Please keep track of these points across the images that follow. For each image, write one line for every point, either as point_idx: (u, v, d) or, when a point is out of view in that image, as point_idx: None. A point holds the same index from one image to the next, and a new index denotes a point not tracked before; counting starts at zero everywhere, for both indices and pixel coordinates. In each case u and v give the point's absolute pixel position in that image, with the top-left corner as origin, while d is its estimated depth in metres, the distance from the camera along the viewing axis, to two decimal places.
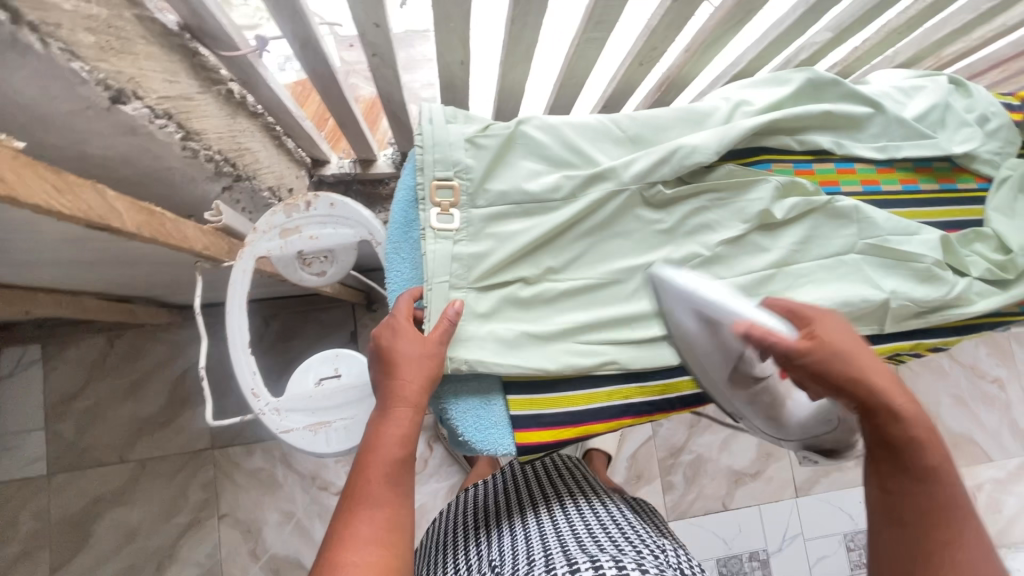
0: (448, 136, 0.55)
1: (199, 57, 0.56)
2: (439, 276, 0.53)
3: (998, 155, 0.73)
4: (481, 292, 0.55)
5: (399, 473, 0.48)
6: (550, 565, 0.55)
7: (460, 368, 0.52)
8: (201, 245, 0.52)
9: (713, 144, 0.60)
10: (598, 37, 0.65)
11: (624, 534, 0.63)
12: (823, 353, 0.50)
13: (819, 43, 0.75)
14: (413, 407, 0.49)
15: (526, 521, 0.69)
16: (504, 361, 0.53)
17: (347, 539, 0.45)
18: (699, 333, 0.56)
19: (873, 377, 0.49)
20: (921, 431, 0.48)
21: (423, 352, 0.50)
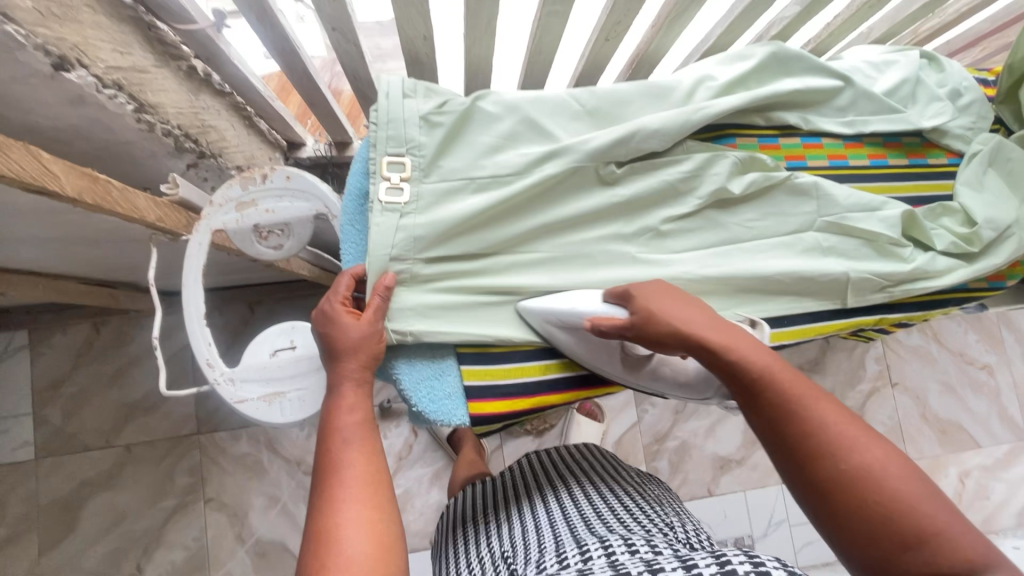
0: (403, 112, 0.55)
1: (155, 30, 0.57)
2: (381, 250, 0.52)
3: (970, 130, 0.72)
4: (426, 266, 0.54)
5: (365, 437, 0.47)
6: (560, 552, 0.56)
7: (403, 338, 0.53)
8: (154, 216, 0.52)
9: (668, 121, 0.59)
10: (559, 10, 0.64)
11: (632, 512, 0.64)
12: (654, 327, 0.50)
13: (789, 18, 0.75)
14: (359, 380, 0.49)
15: (534, 509, 0.69)
16: (449, 331, 0.54)
17: (330, 507, 0.43)
18: (568, 339, 0.55)
19: (703, 332, 0.49)
20: (762, 360, 0.47)
21: (361, 331, 0.50)
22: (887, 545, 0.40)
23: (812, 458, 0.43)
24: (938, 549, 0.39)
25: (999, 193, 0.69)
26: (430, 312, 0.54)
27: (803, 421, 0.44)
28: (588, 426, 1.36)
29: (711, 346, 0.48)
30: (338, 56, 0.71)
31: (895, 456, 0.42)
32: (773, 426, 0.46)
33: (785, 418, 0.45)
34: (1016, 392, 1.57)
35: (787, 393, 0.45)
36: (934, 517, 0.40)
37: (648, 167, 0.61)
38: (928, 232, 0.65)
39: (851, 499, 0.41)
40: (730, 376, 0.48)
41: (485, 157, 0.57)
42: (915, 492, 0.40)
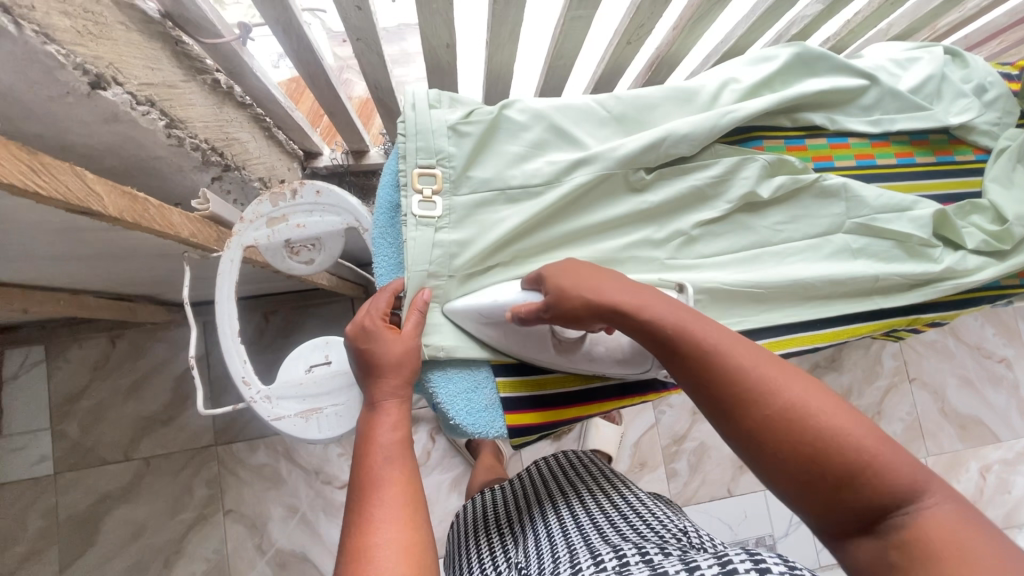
0: (431, 122, 0.54)
1: (181, 45, 0.57)
2: (418, 266, 0.52)
3: (996, 126, 0.72)
4: (460, 279, 0.54)
5: (403, 459, 0.45)
6: (573, 561, 0.55)
7: (437, 354, 0.52)
8: (188, 232, 0.52)
9: (697, 126, 0.59)
10: (584, 15, 0.64)
11: (644, 519, 0.63)
12: (563, 296, 0.47)
13: (810, 16, 0.74)
14: (401, 397, 0.48)
15: (546, 515, 0.69)
16: (485, 346, 0.54)
17: (366, 526, 0.41)
18: (496, 332, 0.52)
19: (612, 297, 0.46)
20: (674, 316, 0.44)
21: (402, 347, 0.49)
22: (820, 487, 0.36)
23: (735, 405, 0.39)
24: (873, 482, 0.35)
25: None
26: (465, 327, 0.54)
27: (719, 369, 0.41)
28: (606, 430, 1.35)
29: (621, 312, 0.45)
30: (360, 65, 0.70)
31: (823, 394, 0.38)
32: (696, 379, 0.42)
33: (703, 369, 0.41)
34: None
35: (701, 342, 0.42)
36: (865, 450, 0.36)
37: (677, 171, 0.60)
38: (959, 231, 0.64)
39: (777, 442, 0.37)
40: (646, 339, 0.45)
41: (515, 166, 0.56)
42: (847, 426, 0.37)
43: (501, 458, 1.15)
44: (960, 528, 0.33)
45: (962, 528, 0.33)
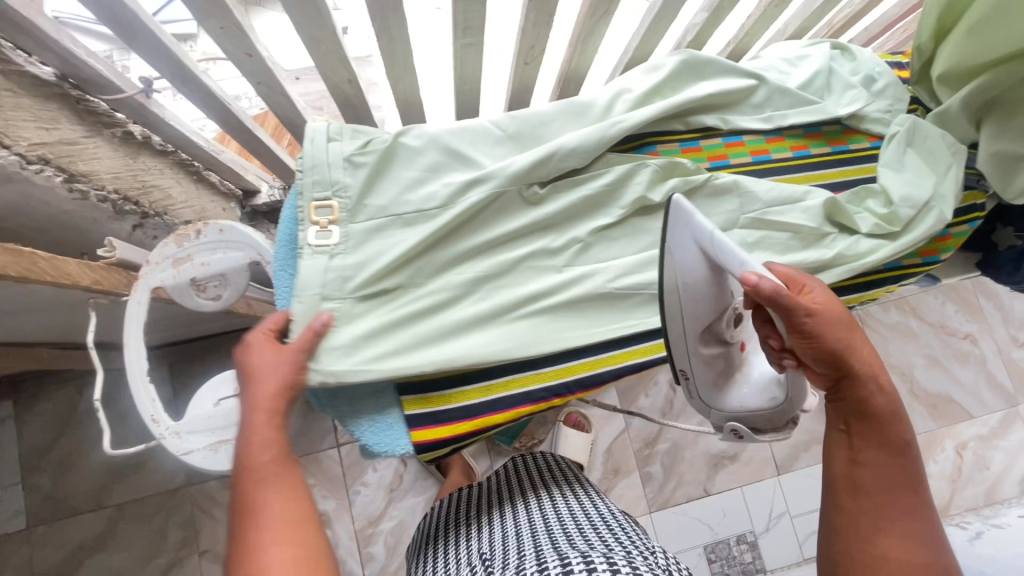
0: (327, 155, 0.57)
1: (85, 103, 0.59)
2: (309, 290, 0.54)
3: (888, 113, 0.74)
4: (358, 302, 0.55)
5: (281, 463, 0.47)
6: (541, 561, 0.56)
7: (330, 379, 0.53)
8: (90, 280, 0.54)
9: (584, 140, 0.61)
10: (473, 42, 0.67)
11: (611, 530, 0.63)
12: (828, 330, 0.52)
13: (700, 24, 0.77)
14: (273, 411, 0.49)
15: (518, 521, 0.68)
16: (378, 368, 0.54)
17: (250, 548, 0.43)
18: (704, 276, 0.56)
19: (863, 359, 0.54)
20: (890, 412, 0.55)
21: (276, 358, 0.51)
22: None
23: (882, 520, 0.52)
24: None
25: (918, 170, 0.69)
26: (357, 347, 0.54)
27: (896, 476, 0.54)
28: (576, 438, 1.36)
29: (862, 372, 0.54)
30: (270, 107, 0.73)
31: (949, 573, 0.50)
32: (861, 481, 0.55)
33: (883, 484, 0.53)
34: (1002, 359, 1.57)
35: (900, 470, 0.54)
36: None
37: (570, 184, 0.63)
38: (852, 217, 0.66)
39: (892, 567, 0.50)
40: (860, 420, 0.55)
41: (410, 191, 0.58)
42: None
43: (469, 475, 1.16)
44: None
45: None
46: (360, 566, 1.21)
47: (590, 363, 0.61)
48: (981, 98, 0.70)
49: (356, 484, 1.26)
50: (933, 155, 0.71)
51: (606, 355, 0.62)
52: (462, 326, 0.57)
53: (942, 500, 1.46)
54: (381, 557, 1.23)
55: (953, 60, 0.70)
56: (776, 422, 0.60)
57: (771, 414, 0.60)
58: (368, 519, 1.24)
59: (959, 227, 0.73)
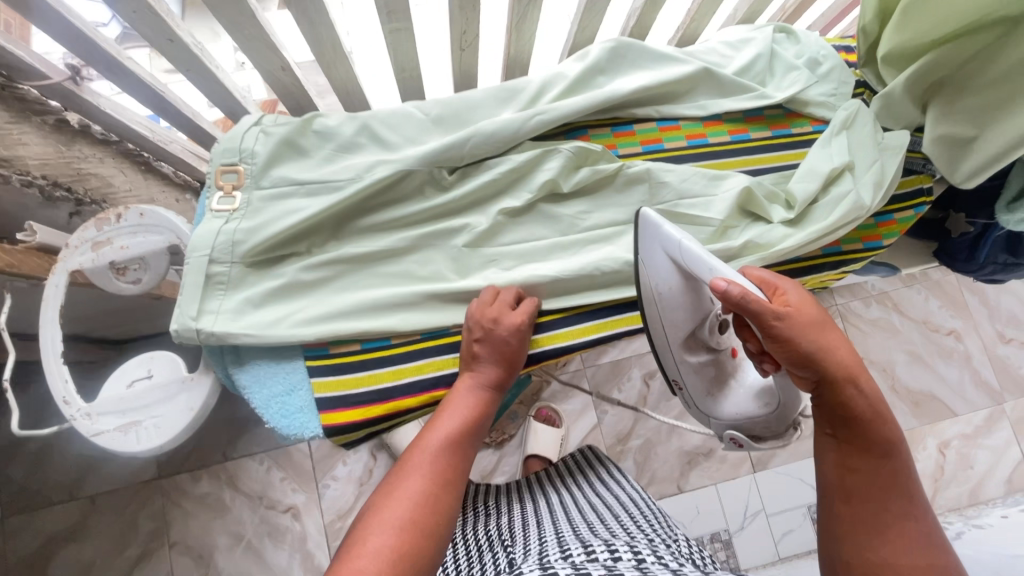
0: (244, 130, 0.60)
1: (11, 89, 0.60)
2: (200, 251, 0.55)
3: (833, 97, 0.73)
4: (246, 267, 0.56)
5: (451, 451, 0.49)
6: (563, 547, 0.52)
7: (211, 339, 0.54)
8: (4, 262, 0.54)
9: (497, 121, 0.63)
10: (400, 27, 0.66)
11: (634, 522, 0.61)
12: (800, 332, 0.48)
13: (640, 8, 0.76)
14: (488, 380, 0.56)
15: (540, 512, 0.67)
16: (256, 334, 0.54)
17: (377, 517, 0.42)
18: (678, 284, 0.59)
19: (845, 360, 0.48)
20: (876, 407, 0.49)
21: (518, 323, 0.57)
22: None
23: (878, 530, 0.46)
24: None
25: (843, 156, 0.67)
26: (244, 311, 0.55)
27: (892, 479, 0.47)
28: (545, 433, 1.34)
29: (839, 371, 0.48)
30: (206, 96, 0.73)
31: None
32: (853, 488, 0.48)
33: (874, 489, 0.47)
34: (987, 356, 1.53)
35: (890, 473, 0.47)
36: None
37: (481, 168, 0.63)
38: (765, 206, 0.65)
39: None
40: (845, 428, 0.49)
41: (320, 165, 0.60)
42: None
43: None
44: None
45: None
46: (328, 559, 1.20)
47: None
48: (923, 80, 0.68)
49: (326, 478, 1.25)
50: (862, 146, 0.68)
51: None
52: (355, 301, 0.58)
53: None
54: None
55: (896, 41, 0.68)
56: (775, 427, 0.57)
57: (770, 419, 0.57)
58: (338, 513, 1.23)
59: (903, 213, 0.72)
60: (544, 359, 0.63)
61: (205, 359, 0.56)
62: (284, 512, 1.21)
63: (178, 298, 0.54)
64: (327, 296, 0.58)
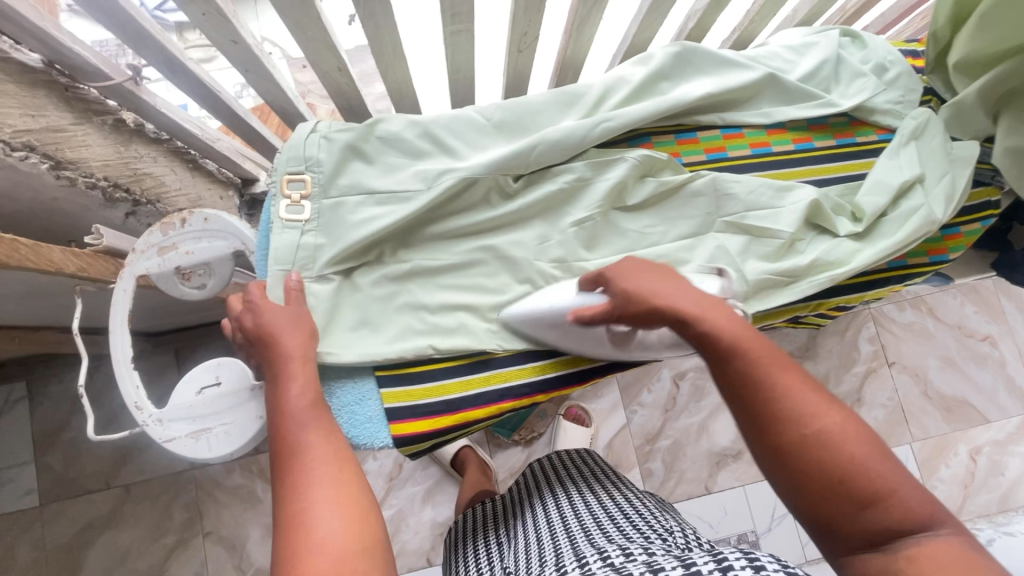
0: (307, 137, 0.59)
1: (74, 90, 0.59)
2: (281, 266, 0.55)
3: (900, 104, 0.71)
4: (326, 279, 0.57)
5: (320, 434, 0.46)
6: (559, 563, 0.57)
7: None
8: (76, 267, 0.54)
9: (565, 129, 0.61)
10: (464, 28, 0.65)
11: (631, 521, 0.64)
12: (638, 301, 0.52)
13: (702, 10, 0.74)
14: (307, 365, 0.50)
15: (536, 515, 0.70)
16: (337, 348, 0.55)
17: (301, 513, 0.41)
18: (553, 335, 0.58)
19: (681, 303, 0.51)
20: (733, 327, 0.49)
21: (289, 313, 0.52)
22: (843, 501, 0.43)
23: (771, 421, 0.46)
24: (892, 506, 0.42)
25: (914, 169, 0.65)
26: (326, 326, 0.55)
27: (771, 385, 0.47)
28: (575, 432, 1.30)
29: (685, 315, 0.50)
30: (263, 96, 0.72)
31: (857, 425, 0.45)
32: (739, 390, 0.48)
33: (749, 383, 0.48)
34: (1022, 362, 1.51)
35: (754, 358, 0.48)
36: (893, 477, 0.43)
37: (544, 177, 0.62)
38: (832, 219, 0.64)
39: (810, 463, 0.44)
40: (700, 346, 0.51)
41: (385, 174, 0.60)
42: (878, 460, 0.43)
43: (487, 474, 1.11)
44: (966, 556, 0.39)
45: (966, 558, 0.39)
46: None
47: (565, 362, 0.61)
48: (997, 90, 0.66)
49: None
50: (932, 157, 0.67)
51: (558, 359, 0.61)
52: (430, 309, 0.58)
53: (953, 506, 1.41)
54: None
55: (970, 49, 0.66)
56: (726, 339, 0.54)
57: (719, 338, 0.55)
58: None
59: (970, 225, 0.70)
60: (576, 381, 0.62)
61: None
62: None
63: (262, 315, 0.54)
64: (404, 305, 0.58)
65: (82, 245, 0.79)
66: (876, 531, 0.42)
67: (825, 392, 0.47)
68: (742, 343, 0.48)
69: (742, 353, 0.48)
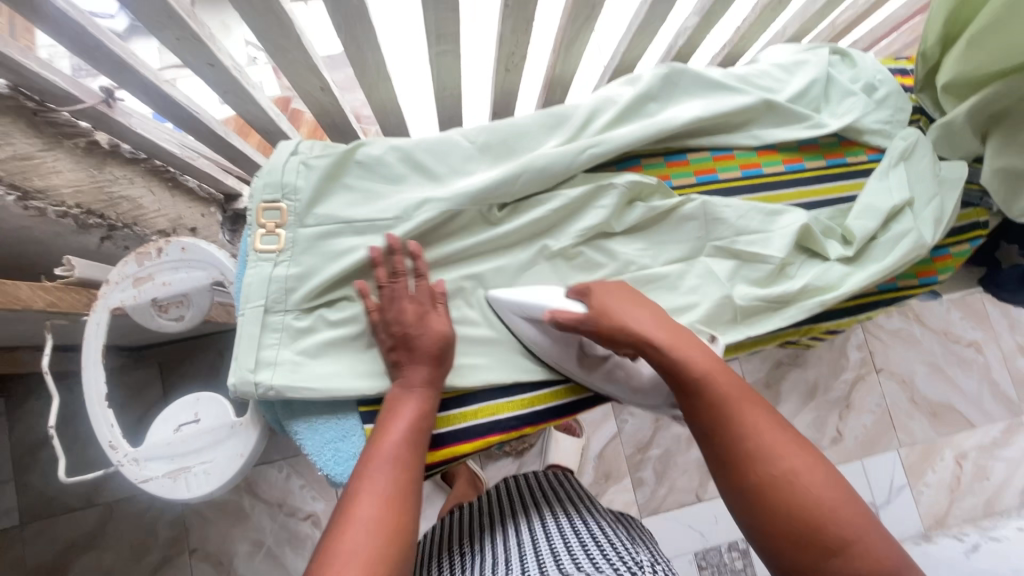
0: (283, 163, 0.57)
1: (44, 114, 0.57)
2: (255, 301, 0.54)
3: (889, 124, 0.70)
4: (301, 314, 0.55)
5: (406, 452, 0.49)
6: None
7: (268, 393, 0.52)
8: (43, 303, 0.52)
9: (552, 155, 0.60)
10: (449, 49, 0.63)
11: (601, 548, 0.60)
12: (609, 325, 0.53)
13: (692, 28, 0.73)
14: (425, 385, 0.53)
15: (505, 539, 0.67)
16: (314, 384, 0.53)
17: (345, 532, 0.43)
18: (531, 332, 0.57)
19: (650, 332, 0.51)
20: (704, 359, 0.50)
21: (421, 316, 0.54)
22: (804, 541, 0.42)
23: (744, 461, 0.46)
24: (859, 556, 0.41)
25: (904, 192, 0.64)
26: (303, 361, 0.54)
27: (738, 421, 0.47)
28: (566, 442, 1.29)
29: (654, 342, 0.51)
30: (243, 115, 0.70)
31: (827, 471, 0.45)
32: (709, 425, 0.48)
33: (721, 422, 0.48)
34: (1006, 367, 1.53)
35: (726, 396, 0.48)
36: (863, 528, 0.42)
37: (531, 204, 0.61)
38: (822, 242, 0.64)
39: (781, 507, 0.44)
40: (672, 379, 0.50)
41: (365, 202, 0.58)
42: (849, 506, 0.43)
43: (477, 488, 1.10)
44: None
45: None
46: None
47: (555, 393, 0.60)
48: (986, 110, 0.66)
49: None
50: (921, 179, 0.66)
51: (560, 386, 0.60)
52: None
53: (939, 510, 1.42)
54: None
55: (959, 70, 0.65)
56: None
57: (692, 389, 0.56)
58: None
59: (958, 247, 0.70)
60: (563, 415, 0.61)
61: (255, 406, 0.55)
62: (307, 519, 1.15)
63: (234, 349, 0.52)
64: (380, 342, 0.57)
65: (53, 275, 0.78)
66: None
67: (794, 433, 0.47)
68: (716, 378, 0.49)
69: (711, 387, 0.49)
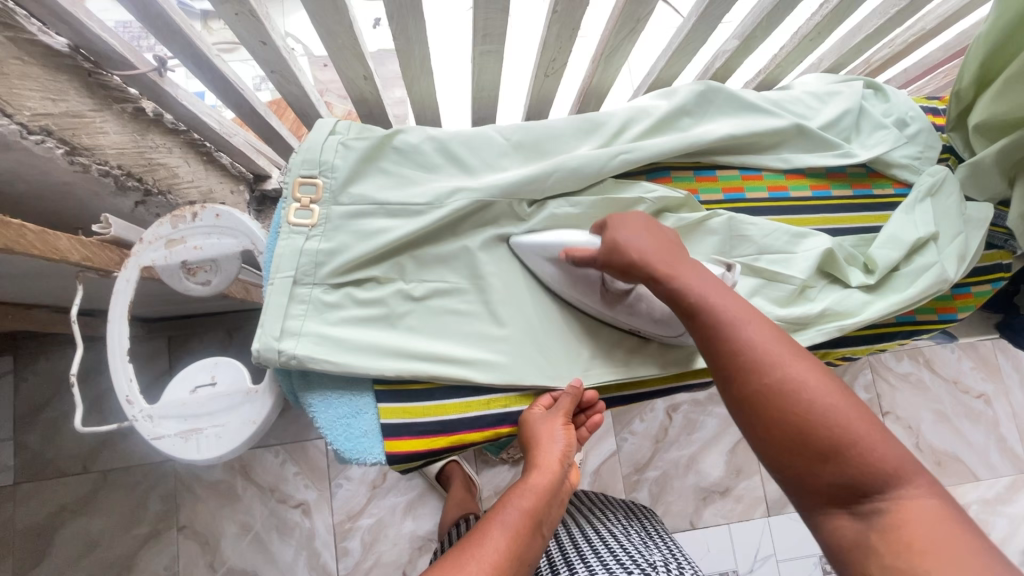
0: (323, 141, 0.58)
1: (96, 76, 0.59)
2: (284, 271, 0.55)
3: (917, 160, 0.71)
4: (328, 289, 0.56)
5: (547, 500, 0.50)
6: None
7: (289, 361, 0.53)
8: (80, 255, 0.54)
9: (585, 158, 0.61)
10: (492, 49, 0.65)
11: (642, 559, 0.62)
12: (616, 255, 0.54)
13: (729, 51, 0.75)
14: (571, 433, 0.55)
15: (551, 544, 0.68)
16: (332, 357, 0.54)
17: (465, 557, 0.44)
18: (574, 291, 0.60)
19: (652, 262, 0.53)
20: (702, 286, 0.51)
21: (568, 439, 0.55)
22: (807, 448, 0.44)
23: (742, 376, 0.47)
24: (863, 464, 0.42)
25: (929, 227, 0.65)
26: (323, 335, 0.54)
27: (740, 341, 0.48)
28: None
29: (659, 277, 0.53)
30: (285, 95, 0.72)
31: (831, 384, 0.45)
32: (709, 345, 0.50)
33: (718, 339, 0.49)
34: (1015, 422, 1.51)
35: (726, 315, 0.50)
36: (864, 432, 0.43)
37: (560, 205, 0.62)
38: (844, 269, 0.64)
39: (781, 416, 0.45)
40: (675, 304, 0.52)
41: (398, 186, 0.59)
42: (857, 418, 0.43)
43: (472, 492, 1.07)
44: (938, 519, 0.39)
45: (937, 516, 0.39)
46: (336, 560, 1.13)
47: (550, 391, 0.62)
48: (1015, 155, 0.66)
49: (340, 477, 1.17)
50: (947, 216, 0.66)
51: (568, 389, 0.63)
52: (428, 333, 0.58)
53: None
54: (356, 553, 1.14)
55: (991, 113, 0.66)
56: None
57: None
58: (348, 513, 1.16)
59: (980, 287, 0.70)
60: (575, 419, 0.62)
61: (272, 374, 0.55)
62: (297, 507, 1.14)
63: (260, 317, 0.53)
64: (402, 326, 0.57)
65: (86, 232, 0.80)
66: (849, 488, 0.42)
67: (799, 351, 0.47)
68: (716, 305, 0.50)
69: (710, 313, 0.50)
